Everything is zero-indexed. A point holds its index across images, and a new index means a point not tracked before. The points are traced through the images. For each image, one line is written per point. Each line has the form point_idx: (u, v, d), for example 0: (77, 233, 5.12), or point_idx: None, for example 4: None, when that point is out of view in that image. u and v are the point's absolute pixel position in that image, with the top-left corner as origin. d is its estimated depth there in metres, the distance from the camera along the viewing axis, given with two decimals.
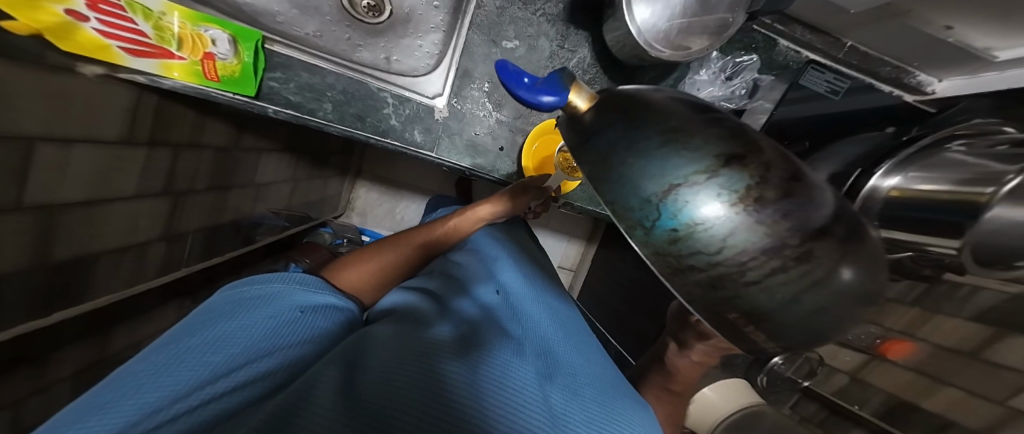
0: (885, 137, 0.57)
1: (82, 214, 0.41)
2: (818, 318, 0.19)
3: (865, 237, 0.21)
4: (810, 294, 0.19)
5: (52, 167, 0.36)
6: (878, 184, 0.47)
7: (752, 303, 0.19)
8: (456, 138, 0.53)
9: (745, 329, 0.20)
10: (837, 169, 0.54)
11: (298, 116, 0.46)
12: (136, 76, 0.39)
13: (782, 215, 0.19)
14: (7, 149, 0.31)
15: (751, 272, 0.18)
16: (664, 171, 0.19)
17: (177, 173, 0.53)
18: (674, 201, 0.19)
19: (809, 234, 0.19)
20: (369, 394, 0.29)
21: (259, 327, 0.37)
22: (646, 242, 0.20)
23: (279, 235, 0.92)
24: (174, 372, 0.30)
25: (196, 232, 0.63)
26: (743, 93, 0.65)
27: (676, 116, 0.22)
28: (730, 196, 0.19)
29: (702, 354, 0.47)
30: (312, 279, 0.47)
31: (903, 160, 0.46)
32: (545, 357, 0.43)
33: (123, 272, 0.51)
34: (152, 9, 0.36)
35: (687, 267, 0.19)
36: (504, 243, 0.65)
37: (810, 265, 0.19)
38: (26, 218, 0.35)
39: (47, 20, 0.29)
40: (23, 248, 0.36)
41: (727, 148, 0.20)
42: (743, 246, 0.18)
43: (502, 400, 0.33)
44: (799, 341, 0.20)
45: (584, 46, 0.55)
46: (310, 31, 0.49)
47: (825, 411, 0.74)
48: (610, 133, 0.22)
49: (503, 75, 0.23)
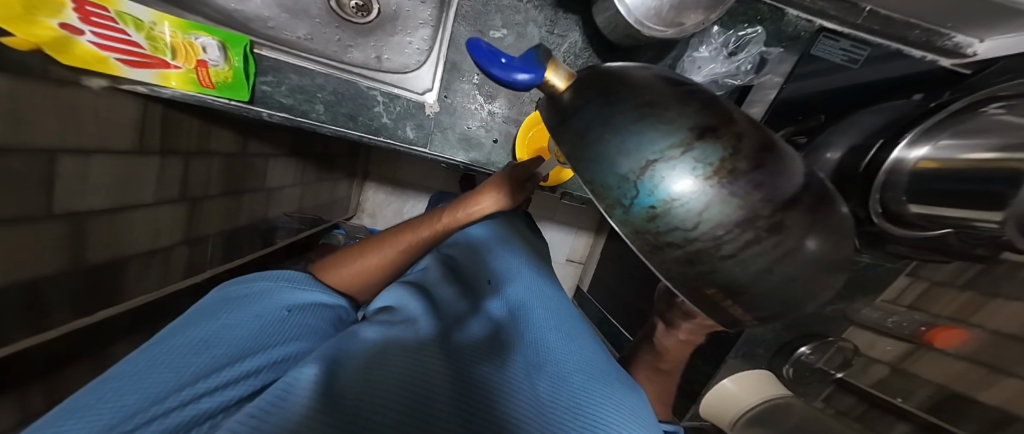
0: (911, 105, 0.51)
1: (107, 220, 0.44)
2: (791, 287, 0.20)
3: (829, 206, 0.22)
4: (782, 263, 0.19)
5: (74, 177, 0.39)
6: (905, 155, 0.42)
7: (728, 276, 0.19)
8: (448, 132, 0.54)
9: (722, 303, 0.20)
10: (855, 143, 0.49)
11: (293, 118, 0.49)
12: (137, 86, 0.41)
13: (754, 186, 0.19)
14: (28, 161, 0.34)
15: (726, 246, 0.18)
16: (640, 147, 0.19)
17: (190, 181, 0.56)
18: (651, 177, 0.18)
19: (779, 205, 0.19)
20: (346, 389, 0.30)
21: (245, 326, 0.38)
22: (626, 221, 0.19)
23: (297, 237, 0.96)
24: (157, 373, 0.31)
25: (217, 235, 0.66)
26: (749, 68, 0.62)
27: (651, 89, 0.21)
28: (704, 171, 0.18)
29: (688, 333, 0.47)
30: (300, 277, 0.48)
31: (930, 127, 0.41)
32: (534, 346, 0.42)
33: (153, 274, 0.54)
34: (142, 19, 0.38)
35: (665, 244, 0.19)
36: (505, 235, 0.66)
37: (781, 235, 0.19)
38: (58, 227, 0.39)
39: (44, 33, 0.32)
40: (63, 254, 0.40)
41: (702, 120, 0.20)
42: (719, 219, 0.18)
43: (483, 396, 0.32)
44: (772, 311, 0.21)
45: (575, 30, 0.54)
46: (301, 34, 0.51)
47: (866, 405, 0.73)
48: (587, 110, 0.21)
49: (476, 54, 0.22)
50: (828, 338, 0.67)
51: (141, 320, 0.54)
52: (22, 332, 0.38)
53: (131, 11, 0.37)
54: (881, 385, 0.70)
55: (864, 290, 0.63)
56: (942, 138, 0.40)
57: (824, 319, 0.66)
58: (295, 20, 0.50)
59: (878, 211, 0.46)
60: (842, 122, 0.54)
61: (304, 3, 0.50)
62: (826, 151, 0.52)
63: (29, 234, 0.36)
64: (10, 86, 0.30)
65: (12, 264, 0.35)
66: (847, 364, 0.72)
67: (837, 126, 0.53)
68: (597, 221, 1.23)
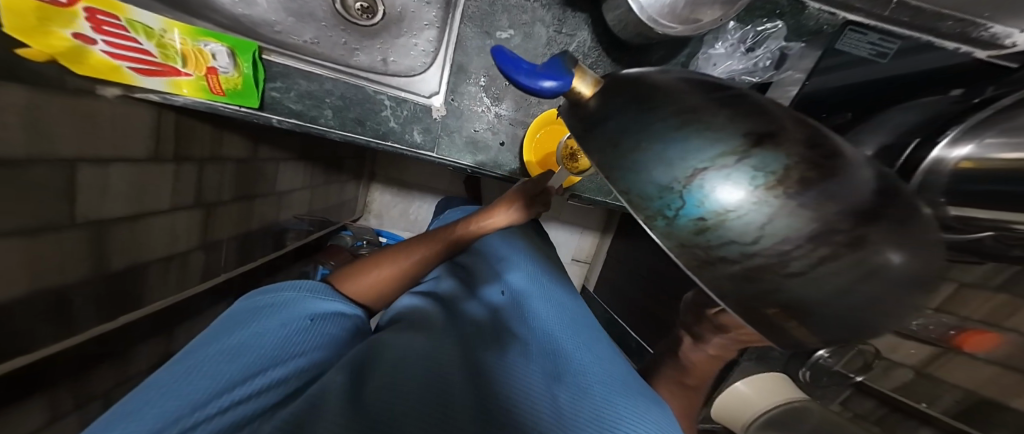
0: (949, 100, 0.51)
1: (126, 228, 0.45)
2: (868, 311, 0.18)
3: (914, 211, 0.20)
4: (864, 284, 0.18)
5: (93, 187, 0.40)
6: (945, 154, 0.41)
7: (795, 296, 0.18)
8: (455, 136, 0.54)
9: (785, 326, 0.19)
10: (886, 141, 0.48)
11: (301, 124, 0.49)
12: (150, 95, 0.42)
13: (828, 197, 0.17)
14: (50, 170, 0.34)
15: (794, 263, 0.17)
16: (686, 155, 0.19)
17: (204, 188, 0.57)
18: (699, 187, 0.18)
19: (860, 218, 0.18)
20: (373, 398, 0.30)
21: (271, 335, 0.37)
22: (669, 233, 0.19)
23: (306, 239, 0.97)
24: (190, 384, 0.30)
25: (230, 239, 0.67)
26: (767, 65, 0.58)
27: (690, 96, 0.21)
28: (765, 180, 0.18)
29: (719, 349, 0.44)
30: (321, 288, 0.47)
31: (975, 127, 0.41)
32: (552, 355, 0.42)
33: (171, 279, 0.55)
34: (152, 27, 0.38)
35: (717, 259, 0.18)
36: (520, 242, 0.65)
37: (864, 251, 0.17)
38: (80, 234, 0.39)
39: (59, 43, 0.33)
40: (85, 261, 0.41)
41: (758, 126, 0.19)
42: (784, 234, 0.17)
43: (508, 408, 0.32)
44: (839, 334, 0.19)
45: (584, 29, 0.54)
46: (307, 38, 0.51)
47: (884, 409, 0.69)
48: (617, 118, 0.21)
49: (500, 61, 0.22)
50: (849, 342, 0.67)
51: (160, 323, 0.55)
52: (47, 338, 0.39)
53: (141, 18, 0.37)
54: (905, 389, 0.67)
55: None
56: (987, 136, 0.39)
57: None
58: (301, 24, 0.50)
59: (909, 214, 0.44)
60: (874, 119, 0.52)
61: (310, 6, 0.50)
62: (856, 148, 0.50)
63: (52, 243, 0.37)
64: (29, 98, 0.31)
65: (36, 271, 0.36)
66: (867, 368, 0.71)
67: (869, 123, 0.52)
68: (604, 221, 1.21)
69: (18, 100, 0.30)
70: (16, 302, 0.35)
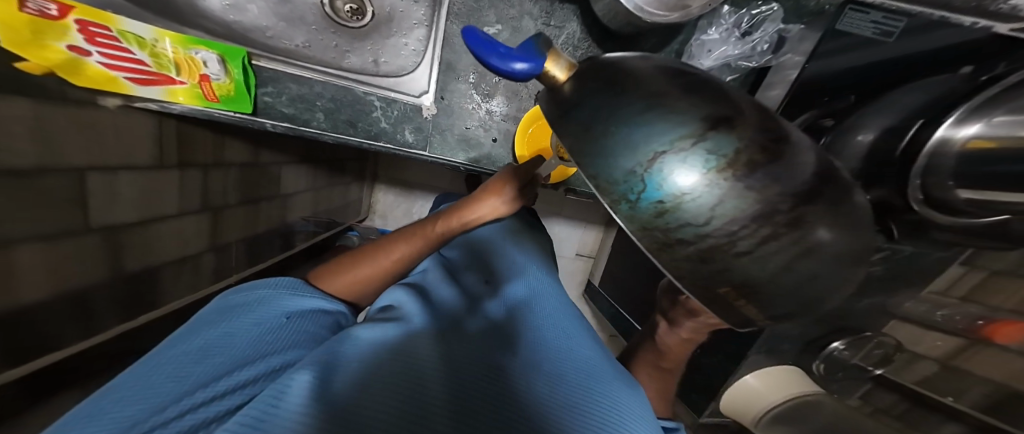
0: (957, 80, 0.45)
1: (138, 233, 0.48)
2: (812, 283, 0.20)
3: (848, 198, 0.22)
4: (801, 262, 0.19)
5: (103, 193, 0.42)
6: (951, 134, 0.38)
7: (745, 274, 0.19)
8: (446, 134, 0.55)
9: (736, 304, 0.20)
10: (891, 124, 0.45)
11: (295, 128, 0.51)
12: (148, 103, 0.44)
13: (772, 180, 0.19)
14: (62, 178, 0.37)
15: (741, 242, 0.18)
16: (649, 138, 0.19)
17: (209, 193, 0.59)
18: (659, 170, 0.19)
19: (799, 199, 0.19)
20: (341, 394, 0.31)
21: (244, 334, 0.38)
22: (632, 217, 0.19)
23: (313, 240, 1.00)
24: (156, 386, 0.31)
25: (239, 241, 0.70)
26: (765, 49, 0.56)
27: (654, 81, 0.22)
28: (718, 162, 0.19)
29: (691, 332, 0.46)
30: (301, 285, 0.48)
31: (982, 104, 0.37)
32: (527, 344, 0.42)
33: (185, 279, 0.58)
34: (144, 36, 0.39)
35: (676, 241, 0.19)
36: (511, 242, 0.67)
37: (802, 230, 0.19)
38: (95, 238, 0.42)
39: (54, 56, 0.34)
40: (102, 264, 0.44)
41: (716, 110, 0.20)
42: (732, 215, 0.18)
43: (478, 402, 0.33)
44: (789, 311, 0.20)
45: (573, 20, 0.53)
46: (299, 42, 0.52)
47: (905, 403, 0.69)
48: (591, 103, 0.21)
49: (472, 42, 0.22)
50: (863, 332, 0.64)
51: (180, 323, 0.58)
52: (68, 337, 0.42)
53: (132, 29, 0.39)
54: (927, 381, 0.66)
55: (898, 281, 0.58)
56: (997, 114, 0.35)
57: (860, 314, 0.62)
58: (291, 28, 0.52)
59: (918, 198, 0.42)
60: (875, 103, 0.48)
61: (299, 10, 0.51)
62: (856, 133, 0.47)
63: (70, 247, 0.39)
64: (33, 110, 0.33)
65: (59, 275, 0.39)
66: (886, 360, 0.68)
67: (871, 108, 0.47)
68: (607, 215, 1.20)
69: (24, 111, 0.32)
70: (40, 302, 0.37)
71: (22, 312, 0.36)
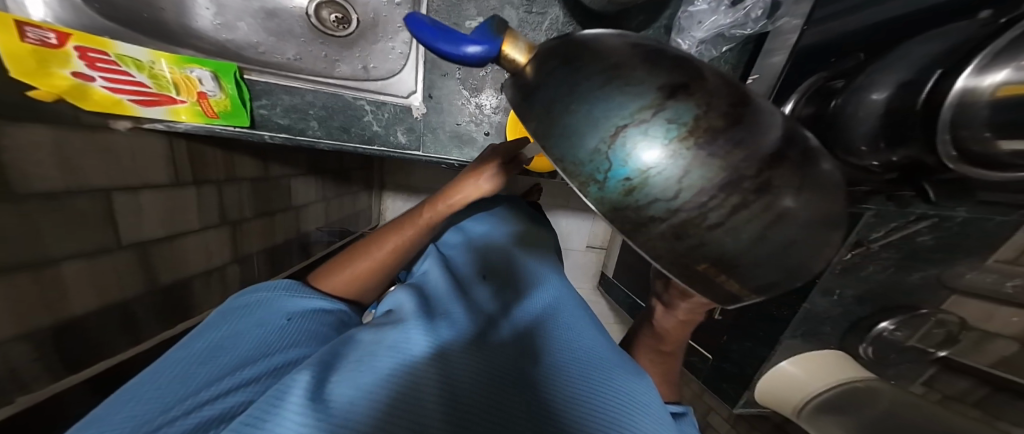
0: (976, 25, 0.35)
1: (165, 246, 0.51)
2: (791, 251, 0.19)
3: (813, 162, 0.21)
4: (773, 228, 0.19)
5: (129, 212, 0.46)
6: (973, 84, 0.32)
7: (720, 248, 0.18)
8: (438, 132, 0.56)
9: (717, 279, 0.19)
10: (907, 78, 0.38)
11: (292, 137, 0.54)
12: (156, 124, 0.48)
13: (734, 145, 0.19)
14: (90, 199, 0.41)
15: (712, 214, 0.18)
16: (609, 113, 0.19)
17: (226, 207, 0.62)
18: (623, 145, 0.19)
19: (764, 164, 0.19)
20: (337, 393, 0.30)
21: (247, 335, 0.40)
22: (602, 197, 0.19)
23: (329, 248, 1.04)
24: (165, 386, 0.32)
25: (260, 252, 0.74)
26: (759, 15, 0.51)
27: (616, 53, 0.22)
28: (679, 131, 0.18)
29: (688, 313, 0.41)
30: (298, 285, 0.49)
31: (1012, 41, 0.30)
32: (522, 337, 0.41)
33: (215, 289, 0.62)
34: (141, 59, 0.43)
35: (648, 219, 0.19)
36: (508, 234, 0.68)
37: (770, 196, 0.19)
38: (127, 253, 0.46)
39: (61, 83, 0.37)
40: (139, 279, 0.48)
41: (675, 78, 0.20)
42: (700, 186, 0.18)
43: (473, 395, 0.32)
44: (770, 278, 0.20)
45: (555, 4, 0.52)
46: (291, 55, 0.58)
47: (986, 389, 0.58)
48: (550, 84, 0.21)
49: (415, 29, 0.22)
50: (920, 310, 0.59)
51: None
52: (113, 349, 0.46)
53: (130, 53, 0.42)
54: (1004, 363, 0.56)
55: (950, 250, 0.51)
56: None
57: (909, 287, 0.57)
58: (281, 42, 0.57)
59: (951, 155, 0.36)
60: (887, 56, 0.40)
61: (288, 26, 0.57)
62: (868, 92, 0.41)
63: (107, 263, 0.43)
64: (53, 137, 0.37)
65: (104, 290, 0.43)
66: (951, 340, 0.62)
67: (882, 60, 0.40)
68: None
69: (44, 137, 0.36)
70: (89, 313, 0.42)
71: (72, 323, 0.40)
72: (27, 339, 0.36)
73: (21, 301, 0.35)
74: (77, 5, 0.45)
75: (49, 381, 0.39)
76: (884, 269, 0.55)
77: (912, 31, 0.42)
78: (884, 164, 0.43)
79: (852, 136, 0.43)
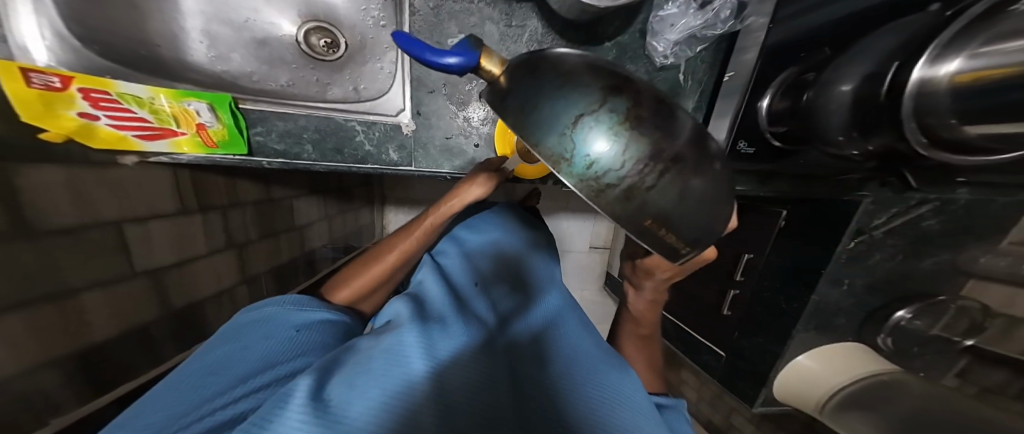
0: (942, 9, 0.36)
1: (177, 272, 0.53)
2: (707, 211, 0.22)
3: None
4: (693, 192, 0.21)
5: (141, 241, 0.48)
6: (930, 74, 0.31)
7: (659, 204, 0.20)
8: (428, 147, 0.58)
9: (660, 235, 0.20)
10: (871, 70, 0.37)
11: (288, 162, 0.56)
12: (160, 157, 0.50)
13: (657, 128, 0.21)
14: (104, 231, 0.43)
15: (648, 179, 0.20)
16: (564, 110, 0.21)
17: (231, 231, 0.65)
18: (578, 127, 0.20)
19: (682, 150, 0.21)
20: (337, 398, 0.30)
21: (257, 347, 0.41)
22: (573, 172, 0.20)
23: (335, 265, 1.06)
24: (179, 396, 0.34)
25: (267, 272, 0.76)
26: (728, 15, 0.55)
27: (571, 63, 0.23)
28: (618, 113, 0.21)
29: (654, 291, 0.44)
30: (308, 300, 0.50)
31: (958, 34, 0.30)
32: (516, 348, 0.42)
33: (226, 310, 0.64)
34: (142, 97, 0.46)
35: (606, 186, 0.20)
36: (503, 239, 0.70)
37: (684, 165, 0.21)
38: (141, 280, 0.48)
39: (69, 124, 0.40)
40: (154, 304, 0.50)
41: (607, 82, 0.22)
42: (638, 154, 0.20)
43: (468, 404, 0.32)
44: (698, 232, 0.21)
45: (533, 17, 0.55)
46: (284, 82, 0.61)
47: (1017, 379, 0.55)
48: (510, 97, 0.22)
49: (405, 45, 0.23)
50: (936, 298, 0.56)
51: None
52: (132, 373, 0.47)
53: (131, 91, 0.45)
54: None
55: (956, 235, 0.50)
56: (978, 44, 0.28)
57: (922, 274, 0.55)
58: (274, 69, 0.61)
59: (921, 142, 0.35)
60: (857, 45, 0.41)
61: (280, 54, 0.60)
62: (836, 84, 0.40)
63: (122, 291, 0.46)
64: (66, 176, 0.39)
65: (121, 317, 0.45)
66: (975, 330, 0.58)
67: (849, 52, 0.41)
68: None
69: (56, 176, 0.39)
70: (109, 339, 0.44)
71: (93, 348, 0.42)
72: (50, 366, 0.38)
73: (43, 332, 0.37)
74: (77, 47, 0.49)
75: (75, 405, 0.41)
76: (892, 257, 0.53)
77: (875, 22, 0.42)
78: (863, 153, 0.43)
79: (828, 126, 0.43)
